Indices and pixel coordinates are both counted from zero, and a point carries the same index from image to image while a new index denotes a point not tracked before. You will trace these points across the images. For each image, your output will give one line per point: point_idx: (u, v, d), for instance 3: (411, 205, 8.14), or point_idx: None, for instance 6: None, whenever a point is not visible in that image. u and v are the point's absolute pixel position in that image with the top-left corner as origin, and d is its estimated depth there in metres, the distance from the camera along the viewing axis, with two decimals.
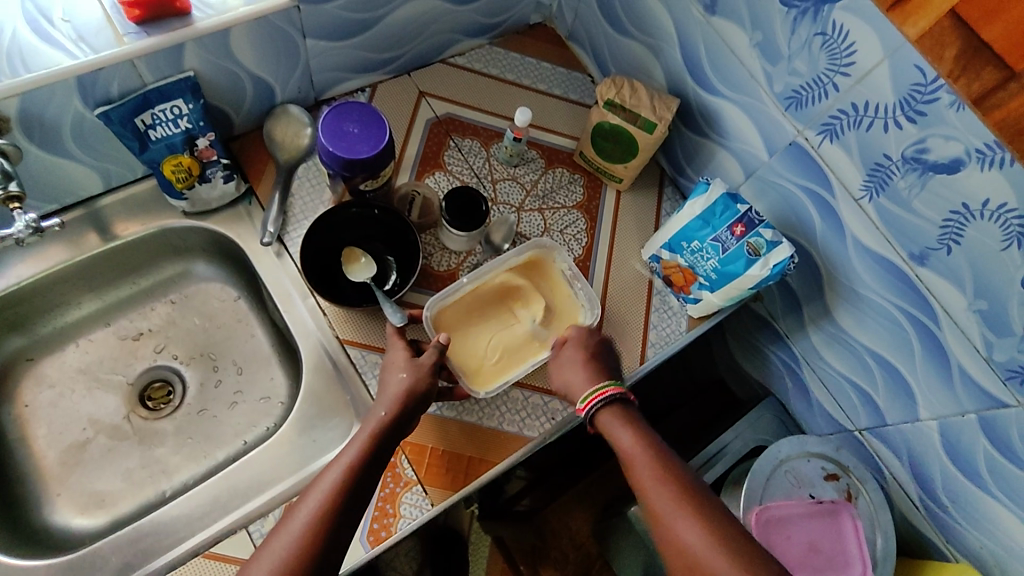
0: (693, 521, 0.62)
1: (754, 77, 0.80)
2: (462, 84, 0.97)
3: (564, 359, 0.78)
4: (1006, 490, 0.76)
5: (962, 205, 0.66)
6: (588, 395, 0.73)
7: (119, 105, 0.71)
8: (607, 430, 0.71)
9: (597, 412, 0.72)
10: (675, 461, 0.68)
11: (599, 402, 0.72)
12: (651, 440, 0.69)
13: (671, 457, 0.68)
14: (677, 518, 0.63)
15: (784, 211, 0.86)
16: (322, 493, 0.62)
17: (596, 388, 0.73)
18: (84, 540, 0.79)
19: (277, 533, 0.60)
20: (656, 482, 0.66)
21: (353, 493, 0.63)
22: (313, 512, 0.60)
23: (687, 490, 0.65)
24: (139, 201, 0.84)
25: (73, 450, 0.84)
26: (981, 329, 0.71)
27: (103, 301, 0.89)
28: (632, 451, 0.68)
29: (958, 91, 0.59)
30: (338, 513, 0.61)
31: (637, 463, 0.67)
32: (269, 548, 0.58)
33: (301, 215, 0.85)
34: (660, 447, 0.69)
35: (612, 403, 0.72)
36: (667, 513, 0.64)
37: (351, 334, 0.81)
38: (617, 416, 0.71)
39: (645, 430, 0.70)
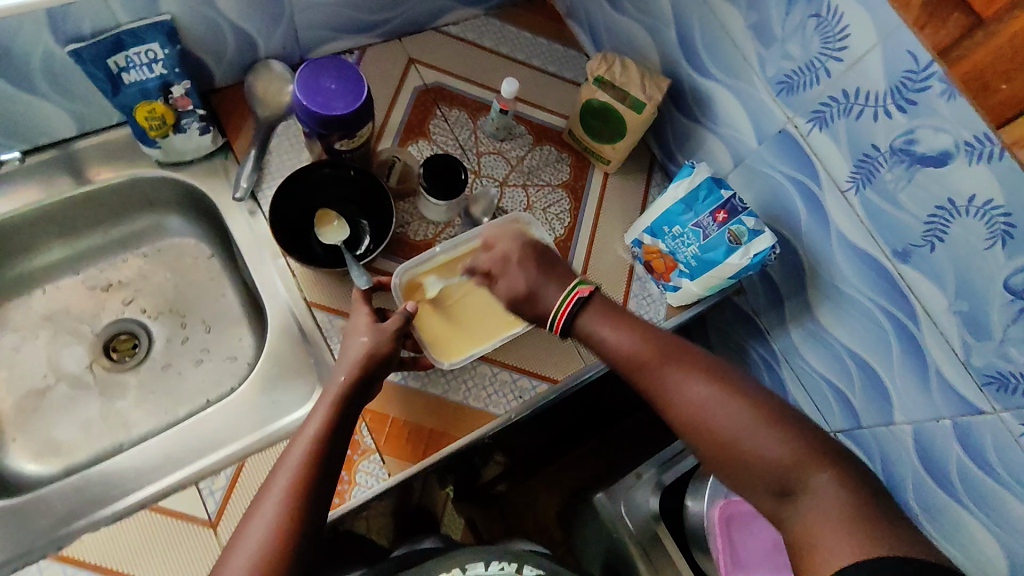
0: (696, 382, 0.62)
1: (747, 60, 0.78)
2: (453, 54, 0.95)
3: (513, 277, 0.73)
4: (976, 500, 0.74)
5: (948, 200, 0.64)
6: (560, 305, 0.69)
7: (91, 44, 0.69)
8: (587, 332, 0.69)
9: (574, 313, 0.69)
10: (661, 335, 0.67)
11: (572, 305, 0.69)
12: (635, 323, 0.68)
13: (660, 335, 0.67)
14: (681, 390, 0.62)
15: (770, 202, 0.84)
16: (291, 466, 0.59)
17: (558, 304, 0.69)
18: (35, 486, 0.77)
19: (252, 516, 0.57)
20: (654, 361, 0.64)
21: (327, 460, 0.61)
22: (287, 484, 0.58)
23: (684, 361, 0.64)
24: (113, 147, 0.83)
25: (32, 397, 0.83)
26: (961, 332, 0.69)
27: (74, 248, 0.88)
28: (624, 340, 0.66)
29: (925, 39, 0.58)
30: (312, 480, 0.59)
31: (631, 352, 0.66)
32: (245, 535, 0.56)
33: (278, 172, 0.84)
34: (647, 329, 0.67)
35: (584, 302, 0.69)
36: (670, 388, 0.63)
37: (319, 297, 0.80)
38: (594, 315, 0.69)
39: (626, 316, 0.68)
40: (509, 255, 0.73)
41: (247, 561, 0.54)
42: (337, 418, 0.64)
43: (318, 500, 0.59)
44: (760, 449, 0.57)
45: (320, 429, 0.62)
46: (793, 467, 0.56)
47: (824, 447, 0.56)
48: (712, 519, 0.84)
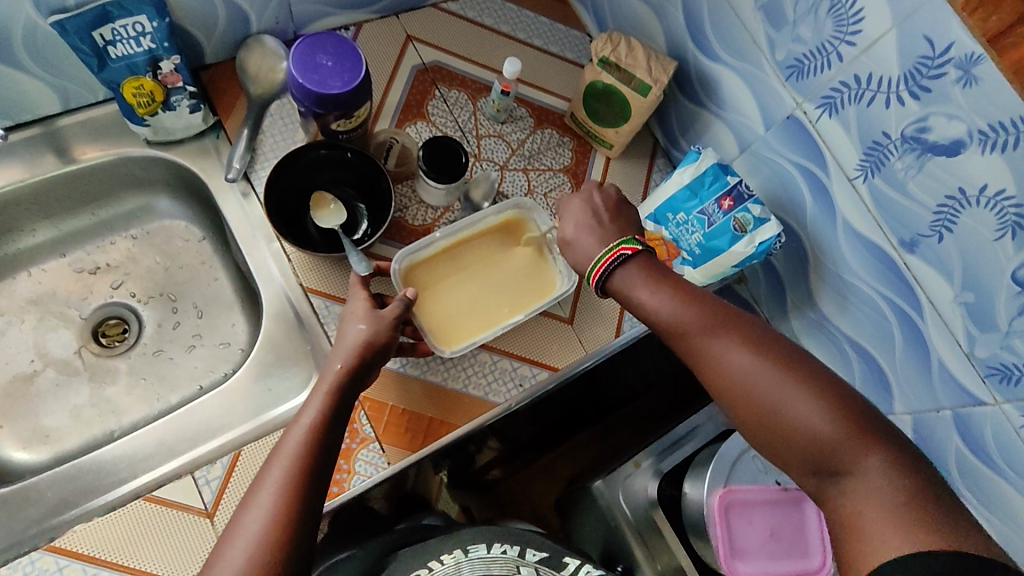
0: (744, 351, 0.57)
1: (757, 42, 0.76)
2: (452, 32, 0.92)
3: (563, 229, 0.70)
4: (974, 491, 0.74)
5: (959, 190, 0.63)
6: (598, 260, 0.64)
7: (74, 15, 0.65)
8: (623, 290, 0.64)
9: (613, 271, 0.64)
10: (708, 298, 0.61)
11: (613, 262, 0.64)
12: (678, 285, 0.62)
13: (706, 298, 0.61)
14: (722, 357, 0.57)
15: (776, 189, 0.83)
16: (287, 456, 0.58)
17: (602, 254, 0.65)
18: (23, 475, 0.76)
19: (247, 506, 0.55)
20: (699, 327, 0.59)
21: (323, 452, 0.59)
22: (281, 476, 0.57)
23: (732, 326, 0.59)
24: (100, 125, 0.80)
25: (18, 383, 0.81)
26: (965, 323, 0.69)
27: (60, 229, 0.85)
28: (663, 305, 0.61)
29: (975, 24, 0.54)
30: (307, 471, 0.58)
31: (673, 316, 0.60)
32: (239, 527, 0.54)
33: (272, 152, 0.82)
34: (691, 291, 0.62)
35: (625, 261, 0.64)
36: (716, 356, 0.58)
37: (314, 282, 0.78)
38: (632, 273, 0.63)
39: (669, 277, 0.63)
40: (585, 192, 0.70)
41: (240, 553, 0.52)
42: (334, 408, 0.62)
43: (313, 493, 0.57)
44: (803, 424, 0.53)
45: (317, 419, 0.61)
46: (835, 445, 0.53)
47: (870, 429, 0.52)
48: (712, 507, 0.84)
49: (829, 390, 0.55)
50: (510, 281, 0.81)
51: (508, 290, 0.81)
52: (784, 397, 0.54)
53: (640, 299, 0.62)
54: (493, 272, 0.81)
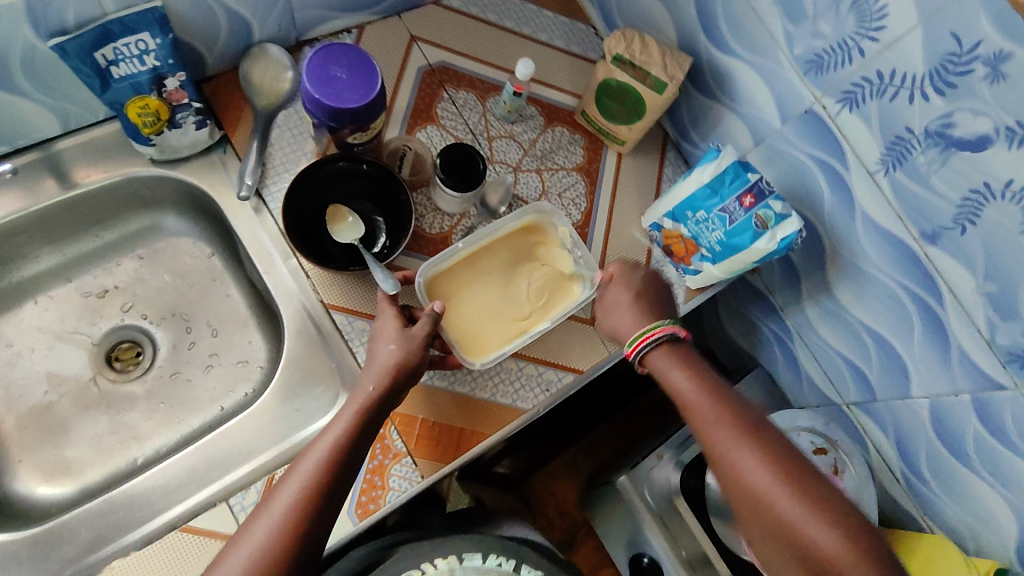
0: (757, 452, 0.61)
1: (773, 37, 0.75)
2: (457, 31, 0.90)
3: (611, 299, 0.77)
4: (993, 470, 0.77)
5: (983, 184, 0.64)
6: (636, 338, 0.72)
7: (75, 37, 0.62)
8: (658, 371, 0.70)
9: (650, 349, 0.71)
10: (735, 397, 0.67)
11: (651, 340, 0.70)
12: (708, 378, 0.68)
13: (731, 395, 0.67)
14: (739, 454, 0.62)
15: (793, 182, 0.83)
16: (306, 471, 0.59)
17: (642, 331, 0.72)
18: (50, 510, 0.74)
19: (261, 512, 0.57)
20: (721, 417, 0.64)
21: (342, 471, 0.60)
22: (296, 493, 0.58)
23: (752, 424, 0.64)
24: (101, 146, 0.77)
25: (35, 415, 0.79)
26: (987, 312, 0.70)
27: (64, 254, 0.82)
28: (691, 391, 0.67)
29: None
30: (325, 488, 0.59)
31: (697, 402, 0.66)
32: (249, 529, 0.56)
33: (282, 166, 0.79)
34: (720, 387, 0.67)
35: (664, 342, 0.71)
36: (728, 449, 0.62)
37: (336, 298, 0.76)
38: (669, 356, 0.70)
39: (701, 368, 0.69)
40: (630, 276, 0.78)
41: (245, 557, 0.54)
42: (361, 429, 0.63)
43: (324, 512, 0.58)
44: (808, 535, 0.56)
45: (343, 439, 0.61)
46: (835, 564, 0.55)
47: (870, 548, 0.54)
48: None
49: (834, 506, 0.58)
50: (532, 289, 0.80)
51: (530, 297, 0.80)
52: (787, 503, 0.58)
53: (670, 380, 0.69)
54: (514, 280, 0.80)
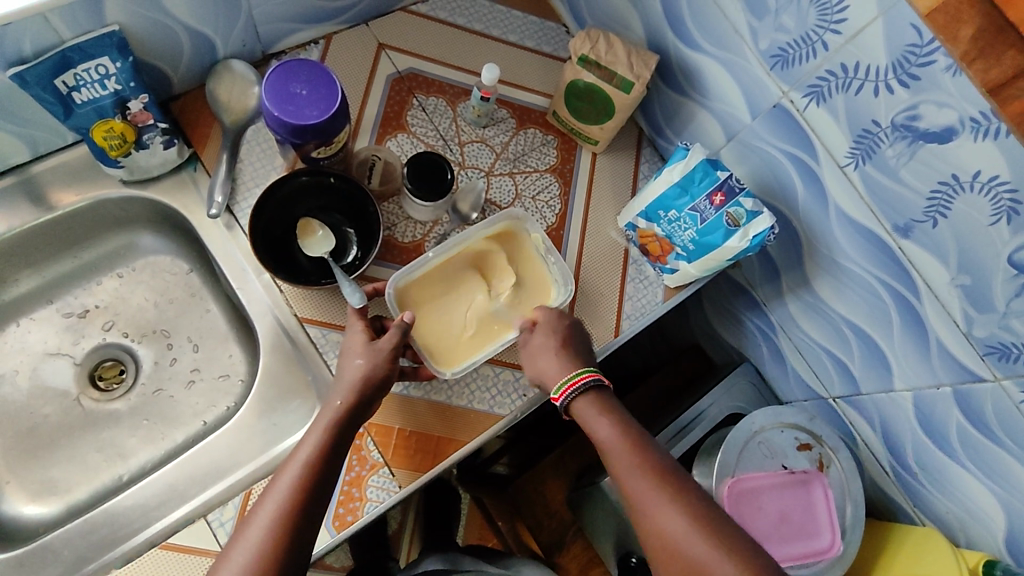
0: (674, 505, 0.61)
1: (738, 31, 0.74)
2: (425, 36, 0.89)
3: (537, 345, 0.74)
4: (977, 461, 0.76)
5: (952, 176, 0.63)
6: (562, 384, 0.70)
7: (33, 65, 0.63)
8: (583, 421, 0.69)
9: (575, 398, 0.69)
10: (653, 447, 0.66)
11: (575, 389, 0.69)
12: (630, 427, 0.67)
13: (650, 444, 0.66)
14: (660, 508, 0.61)
15: (766, 177, 0.82)
16: (282, 491, 0.59)
17: (567, 378, 0.70)
18: (36, 530, 0.75)
19: (238, 539, 0.56)
20: (638, 467, 0.64)
21: (318, 489, 0.60)
22: (273, 513, 0.57)
23: (669, 476, 0.63)
24: (72, 169, 0.78)
25: (21, 435, 0.80)
26: (963, 304, 0.69)
27: (44, 276, 0.83)
28: (612, 441, 0.66)
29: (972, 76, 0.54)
30: (303, 507, 0.58)
31: (617, 452, 0.65)
32: (227, 560, 0.55)
33: (252, 181, 0.79)
34: (640, 435, 0.67)
35: (588, 390, 0.69)
36: (645, 499, 0.62)
37: (309, 312, 0.76)
38: (593, 406, 0.69)
39: (622, 416, 0.68)
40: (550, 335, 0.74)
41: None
42: (331, 442, 0.63)
43: (302, 534, 0.57)
44: None
45: (316, 453, 0.61)
46: None
47: None
48: (720, 497, 0.85)
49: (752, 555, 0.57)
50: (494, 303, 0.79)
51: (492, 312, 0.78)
52: (708, 555, 0.57)
53: (592, 430, 0.67)
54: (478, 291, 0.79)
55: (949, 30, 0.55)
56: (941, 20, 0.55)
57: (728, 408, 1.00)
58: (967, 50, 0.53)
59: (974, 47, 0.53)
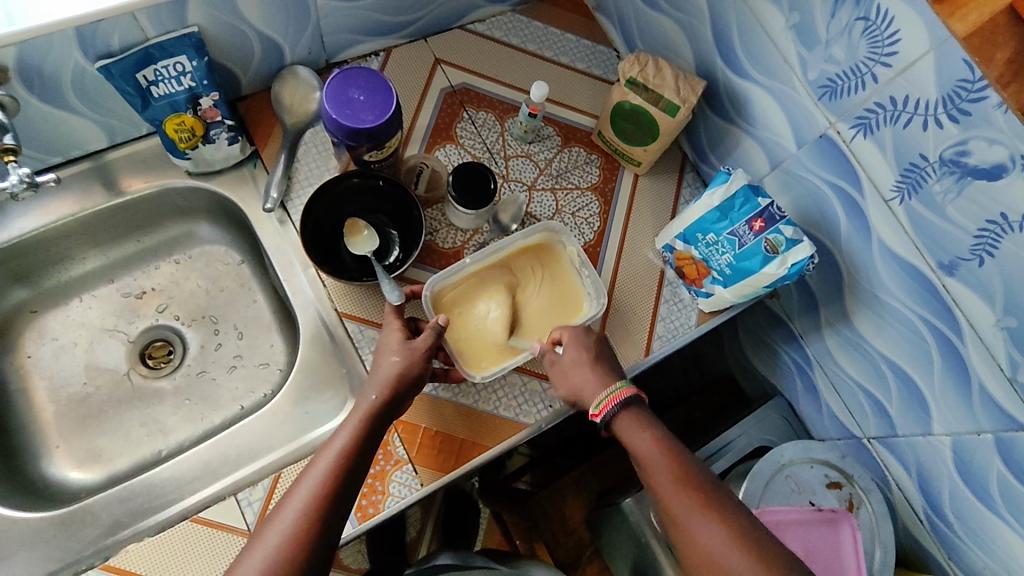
0: (717, 524, 0.60)
1: (788, 61, 0.75)
2: (480, 53, 0.93)
3: (569, 362, 0.74)
4: (1018, 516, 0.72)
5: (1000, 215, 0.61)
6: (601, 402, 0.69)
7: (120, 59, 0.69)
8: (623, 434, 0.68)
9: (615, 414, 0.68)
10: (694, 463, 0.65)
11: (616, 405, 0.68)
12: (671, 441, 0.66)
13: (690, 460, 0.65)
14: (701, 527, 0.60)
15: (809, 207, 0.81)
16: (316, 478, 0.60)
17: (608, 393, 0.69)
18: (78, 494, 0.80)
19: (272, 519, 0.58)
20: (679, 485, 0.63)
21: (349, 478, 0.62)
22: (306, 496, 0.59)
23: (711, 495, 0.63)
24: (143, 158, 0.84)
25: (73, 404, 0.85)
26: (1007, 348, 0.66)
27: (108, 257, 0.89)
28: (652, 456, 0.65)
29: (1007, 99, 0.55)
30: (333, 494, 0.60)
31: (658, 470, 0.64)
32: (262, 537, 0.57)
33: (306, 180, 0.84)
34: (679, 449, 0.66)
35: (628, 405, 0.69)
36: (687, 519, 0.61)
37: (349, 307, 0.80)
38: (633, 420, 0.68)
39: (662, 431, 0.67)
40: (582, 355, 0.73)
41: (259, 560, 0.55)
42: (366, 433, 0.65)
43: (330, 523, 0.58)
44: None
45: (351, 443, 0.63)
46: None
47: None
48: None
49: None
50: (512, 321, 0.80)
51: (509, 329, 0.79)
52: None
53: (633, 448, 0.66)
54: (499, 302, 0.80)
55: (983, 52, 0.56)
56: (976, 43, 0.56)
57: (758, 440, 0.98)
58: (1001, 71, 0.55)
59: (1008, 70, 0.55)
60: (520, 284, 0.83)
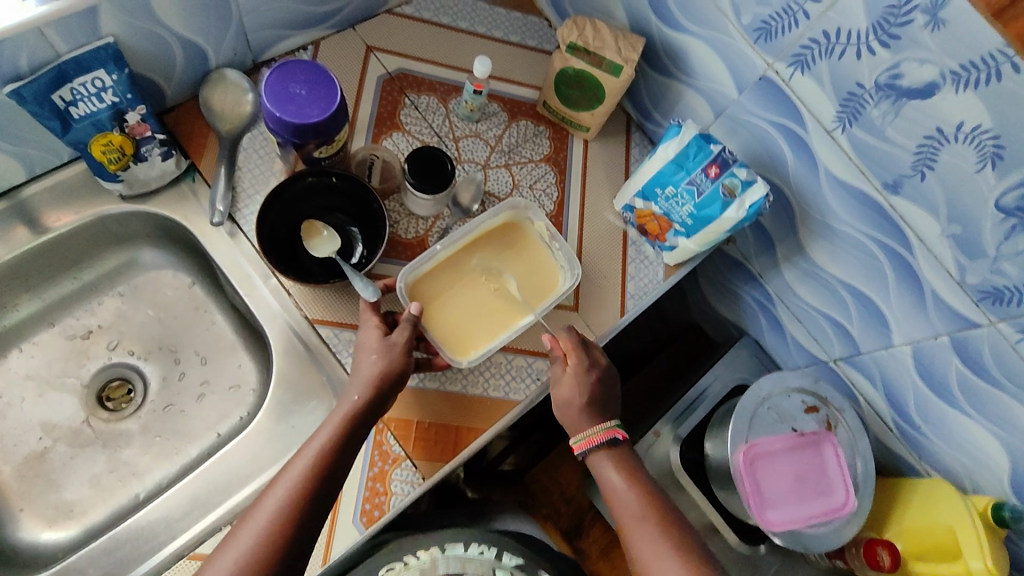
0: (677, 558, 0.66)
1: (720, 9, 0.77)
2: (412, 36, 0.90)
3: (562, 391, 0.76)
4: (978, 407, 0.78)
5: (936, 129, 0.66)
6: (581, 439, 0.74)
7: (30, 81, 0.63)
8: (597, 470, 0.74)
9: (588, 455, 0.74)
10: (660, 499, 0.72)
11: (591, 449, 0.74)
12: (641, 481, 0.73)
13: (658, 499, 0.72)
14: (660, 559, 0.66)
15: (756, 149, 0.84)
16: (294, 476, 0.61)
17: (587, 433, 0.74)
18: (55, 555, 0.74)
19: (247, 518, 0.59)
20: (645, 518, 0.70)
21: (324, 486, 0.61)
22: (284, 499, 0.59)
23: (674, 534, 0.69)
24: (69, 188, 0.77)
25: (31, 462, 0.79)
26: (954, 254, 0.71)
27: (44, 299, 0.83)
28: (621, 491, 0.71)
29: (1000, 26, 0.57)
30: (310, 493, 0.60)
31: (626, 505, 0.71)
32: (236, 536, 0.58)
33: (252, 188, 0.80)
34: (649, 489, 0.72)
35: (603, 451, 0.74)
36: (646, 550, 0.67)
37: (320, 313, 0.77)
38: (607, 459, 0.74)
39: (633, 471, 0.73)
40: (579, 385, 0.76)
41: (230, 563, 0.56)
42: (347, 437, 0.64)
43: (306, 524, 0.59)
44: None
45: (327, 447, 0.63)
46: None
47: None
48: (737, 464, 0.86)
49: None
50: (491, 302, 0.80)
51: (489, 310, 0.80)
52: None
53: (606, 479, 0.72)
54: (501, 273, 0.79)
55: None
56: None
57: (732, 381, 1.02)
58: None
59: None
60: (499, 264, 0.82)
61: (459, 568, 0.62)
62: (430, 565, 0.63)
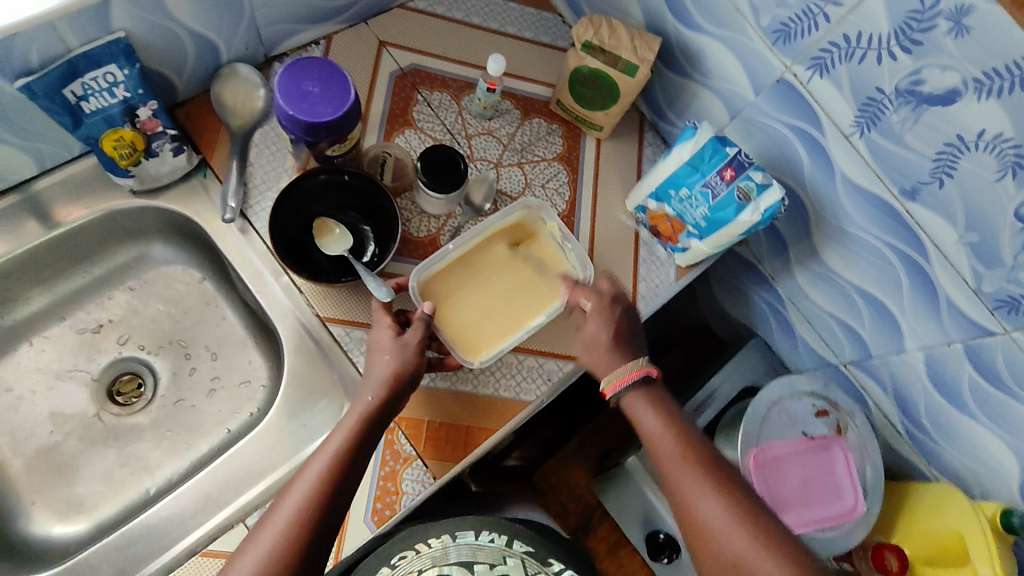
0: (714, 492, 0.64)
1: (738, 10, 0.76)
2: (425, 32, 0.89)
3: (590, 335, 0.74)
4: (990, 414, 0.78)
5: (956, 136, 0.65)
6: (615, 377, 0.71)
7: (42, 76, 0.63)
8: (632, 412, 0.71)
9: (626, 393, 0.71)
10: (696, 437, 0.69)
11: (627, 386, 0.70)
12: (678, 421, 0.69)
13: (695, 438, 0.68)
14: (700, 494, 0.64)
15: (771, 151, 0.84)
16: (310, 479, 0.60)
17: (623, 370, 0.71)
18: (67, 549, 0.75)
19: (265, 523, 0.59)
20: (683, 456, 0.67)
21: (338, 490, 0.61)
22: (301, 503, 0.59)
23: (714, 472, 0.66)
24: (80, 182, 0.77)
25: (42, 456, 0.79)
26: (971, 262, 0.70)
27: (55, 293, 0.83)
28: (658, 432, 0.68)
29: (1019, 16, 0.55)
30: (326, 496, 0.60)
31: (664, 444, 0.68)
32: (254, 540, 0.57)
33: (263, 185, 0.79)
34: (685, 428, 0.69)
35: (639, 387, 0.71)
36: (687, 487, 0.65)
37: (332, 311, 0.76)
38: (643, 400, 0.70)
39: (671, 412, 0.70)
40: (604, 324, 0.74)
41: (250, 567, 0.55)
42: (359, 442, 0.64)
43: (323, 527, 0.59)
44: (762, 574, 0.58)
45: (343, 450, 0.63)
46: None
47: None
48: (746, 467, 0.86)
49: (785, 543, 0.61)
50: (502, 302, 0.80)
51: (501, 310, 0.79)
52: (740, 542, 0.60)
53: (641, 420, 0.70)
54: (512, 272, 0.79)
55: None
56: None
57: (741, 382, 1.01)
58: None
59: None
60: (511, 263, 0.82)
61: (472, 556, 0.62)
62: (441, 554, 0.62)
